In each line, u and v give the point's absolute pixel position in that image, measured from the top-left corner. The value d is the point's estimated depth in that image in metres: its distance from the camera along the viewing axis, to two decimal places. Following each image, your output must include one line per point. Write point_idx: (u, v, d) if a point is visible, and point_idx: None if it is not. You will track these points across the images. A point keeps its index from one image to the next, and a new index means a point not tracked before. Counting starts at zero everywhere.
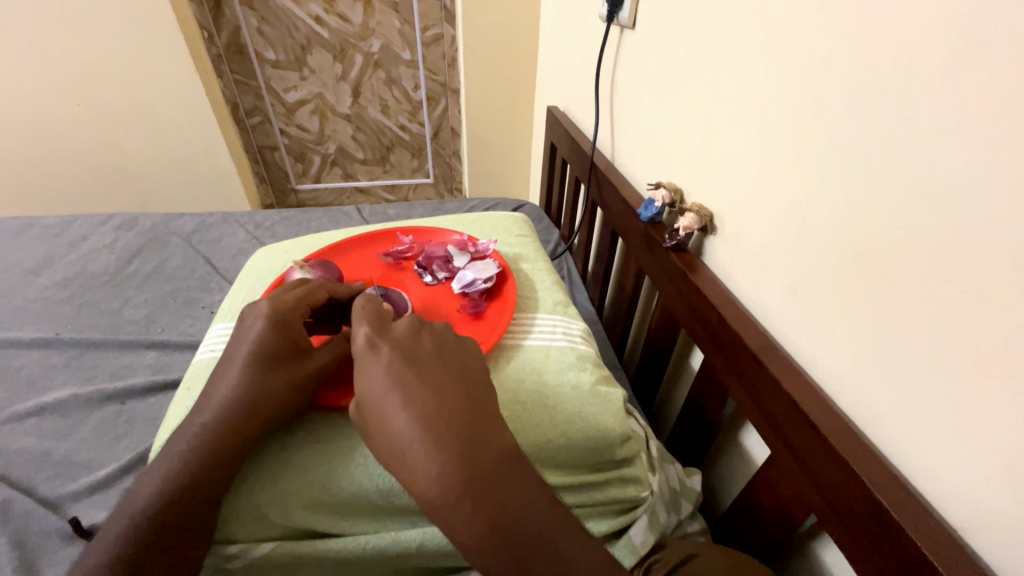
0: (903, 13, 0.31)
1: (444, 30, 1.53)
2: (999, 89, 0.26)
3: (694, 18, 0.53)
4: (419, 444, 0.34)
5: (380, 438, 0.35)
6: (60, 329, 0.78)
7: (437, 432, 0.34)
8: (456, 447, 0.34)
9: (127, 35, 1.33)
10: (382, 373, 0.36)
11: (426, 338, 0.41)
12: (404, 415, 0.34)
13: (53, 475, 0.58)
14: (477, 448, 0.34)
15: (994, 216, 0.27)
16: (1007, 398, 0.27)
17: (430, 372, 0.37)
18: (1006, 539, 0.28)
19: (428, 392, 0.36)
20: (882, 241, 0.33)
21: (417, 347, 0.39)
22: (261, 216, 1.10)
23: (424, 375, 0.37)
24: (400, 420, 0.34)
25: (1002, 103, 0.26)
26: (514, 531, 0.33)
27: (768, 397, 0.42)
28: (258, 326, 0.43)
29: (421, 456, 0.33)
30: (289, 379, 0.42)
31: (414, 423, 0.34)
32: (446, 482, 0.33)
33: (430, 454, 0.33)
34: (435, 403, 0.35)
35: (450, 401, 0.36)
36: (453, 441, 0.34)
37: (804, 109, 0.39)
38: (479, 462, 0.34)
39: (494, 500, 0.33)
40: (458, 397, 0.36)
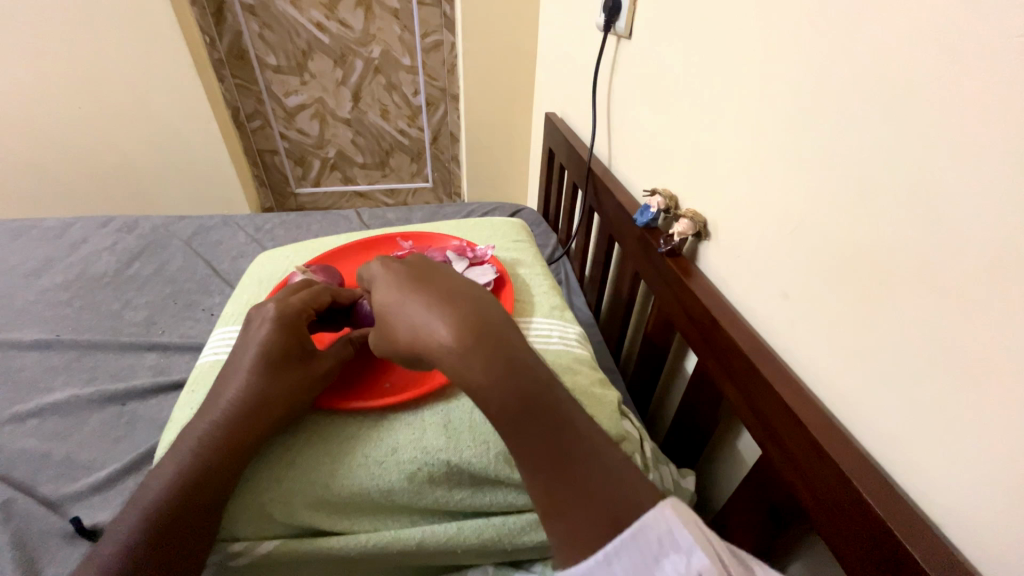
0: (888, 30, 0.32)
1: (444, 37, 1.55)
2: (980, 105, 0.27)
3: (689, 30, 0.54)
4: (430, 327, 0.36)
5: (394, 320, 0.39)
6: (61, 331, 0.79)
7: (444, 317, 0.37)
8: (466, 328, 0.36)
9: (129, 39, 1.34)
10: (391, 273, 0.42)
11: (428, 261, 0.44)
12: (415, 309, 0.38)
13: (54, 476, 0.58)
14: (486, 330, 0.37)
15: (973, 225, 0.28)
16: (990, 400, 0.28)
17: (432, 277, 0.41)
18: (990, 537, 0.29)
19: (433, 289, 0.39)
20: (870, 248, 0.35)
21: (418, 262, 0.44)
22: (261, 220, 1.11)
23: (426, 280, 0.40)
24: (412, 313, 0.38)
25: (980, 119, 0.27)
26: (537, 400, 0.34)
27: (760, 399, 0.43)
28: (265, 330, 0.44)
29: (435, 339, 0.36)
30: (295, 379, 0.42)
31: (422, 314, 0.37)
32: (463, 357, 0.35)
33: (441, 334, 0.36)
34: (440, 296, 0.39)
35: (451, 296, 0.39)
36: (462, 323, 0.36)
37: (795, 121, 0.40)
38: (491, 339, 0.36)
39: (514, 373, 0.35)
40: (460, 293, 0.39)
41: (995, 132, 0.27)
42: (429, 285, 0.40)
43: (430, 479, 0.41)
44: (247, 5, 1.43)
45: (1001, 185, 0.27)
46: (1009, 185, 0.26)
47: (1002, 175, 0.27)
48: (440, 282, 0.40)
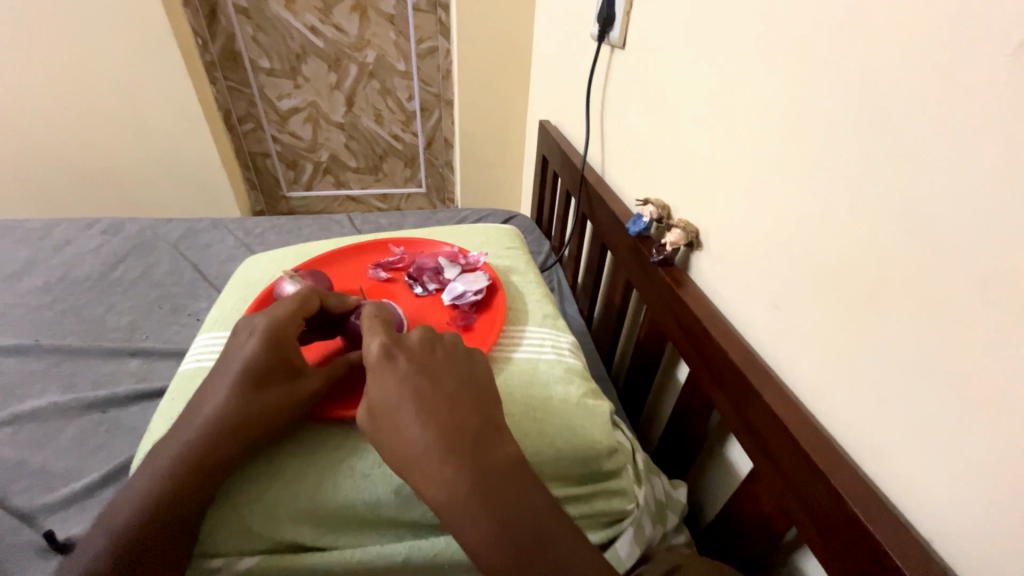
0: (879, 45, 0.32)
1: (439, 43, 1.56)
2: (968, 122, 0.28)
3: (683, 40, 0.55)
4: (409, 405, 0.37)
5: (394, 441, 0.36)
6: (42, 335, 0.77)
7: (426, 397, 0.37)
8: (444, 411, 0.37)
9: (120, 39, 1.32)
10: (397, 380, 0.38)
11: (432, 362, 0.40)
12: (398, 378, 0.38)
13: (28, 486, 0.56)
14: (467, 415, 0.37)
15: (960, 240, 0.29)
16: (979, 413, 0.28)
17: (429, 349, 0.41)
18: (980, 553, 0.29)
19: (425, 364, 0.40)
20: (860, 260, 0.35)
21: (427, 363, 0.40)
22: (251, 223, 1.10)
23: (422, 350, 0.41)
24: (416, 433, 0.36)
25: (969, 135, 0.28)
26: (498, 491, 0.35)
27: (751, 411, 0.43)
28: (250, 344, 0.43)
29: (410, 417, 0.36)
30: (278, 399, 0.41)
31: (405, 386, 0.38)
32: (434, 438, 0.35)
33: (417, 413, 0.36)
34: (427, 371, 0.39)
35: (441, 374, 0.40)
36: (442, 406, 0.37)
37: (786, 133, 0.41)
38: (467, 427, 0.37)
39: (483, 456, 0.36)
40: (451, 371, 0.40)
41: (983, 148, 0.27)
42: (423, 358, 0.40)
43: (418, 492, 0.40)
44: (241, 7, 1.42)
45: (989, 201, 0.27)
46: (995, 201, 0.27)
47: (990, 191, 0.27)
48: (435, 356, 0.41)
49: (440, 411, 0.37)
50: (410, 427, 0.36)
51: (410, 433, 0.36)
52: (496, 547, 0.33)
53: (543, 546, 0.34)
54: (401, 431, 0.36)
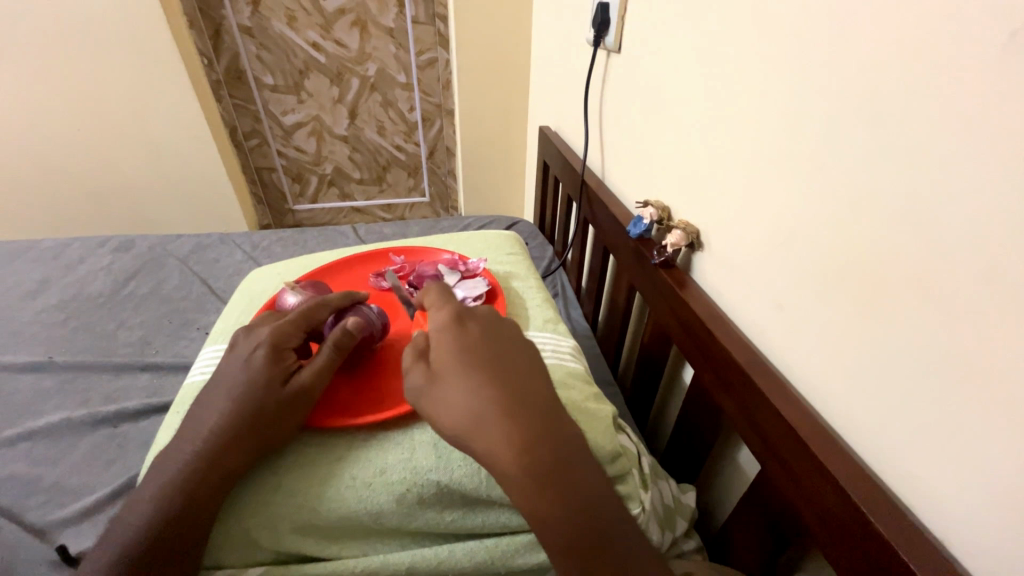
0: (870, 39, 0.32)
1: (438, 54, 1.58)
2: (962, 115, 0.27)
3: (676, 42, 0.55)
4: (478, 364, 0.41)
5: (466, 390, 0.39)
6: (55, 352, 0.78)
7: (494, 360, 0.41)
8: (508, 374, 0.41)
9: (128, 62, 1.36)
10: (473, 343, 0.43)
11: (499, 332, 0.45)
12: (469, 342, 0.43)
13: (42, 501, 0.57)
14: (528, 376, 0.42)
15: (960, 232, 0.28)
16: (989, 410, 0.28)
17: (493, 324, 0.46)
18: (997, 556, 0.28)
19: (489, 334, 0.44)
20: (860, 256, 0.35)
21: (495, 332, 0.45)
22: (258, 237, 1.11)
23: (488, 323, 0.46)
24: (483, 387, 0.39)
25: (963, 128, 0.27)
26: (557, 437, 0.38)
27: (758, 412, 0.42)
28: (255, 352, 0.45)
29: (478, 372, 0.40)
30: (279, 406, 0.42)
31: (478, 348, 0.42)
32: (500, 391, 0.39)
33: (485, 370, 0.40)
34: (495, 341, 0.44)
35: (505, 344, 0.44)
36: (507, 367, 0.41)
37: (782, 131, 0.41)
38: (529, 385, 0.41)
39: (544, 409, 0.39)
40: (513, 343, 0.45)
41: (977, 141, 0.27)
42: (491, 328, 0.45)
43: (420, 501, 0.40)
44: (244, 26, 1.46)
45: (987, 194, 0.27)
46: (993, 194, 0.26)
47: (987, 184, 0.27)
48: (499, 329, 0.45)
49: (506, 371, 0.41)
50: (476, 379, 0.40)
51: (474, 386, 0.39)
52: (544, 486, 0.36)
53: (581, 497, 0.37)
54: (465, 384, 0.40)
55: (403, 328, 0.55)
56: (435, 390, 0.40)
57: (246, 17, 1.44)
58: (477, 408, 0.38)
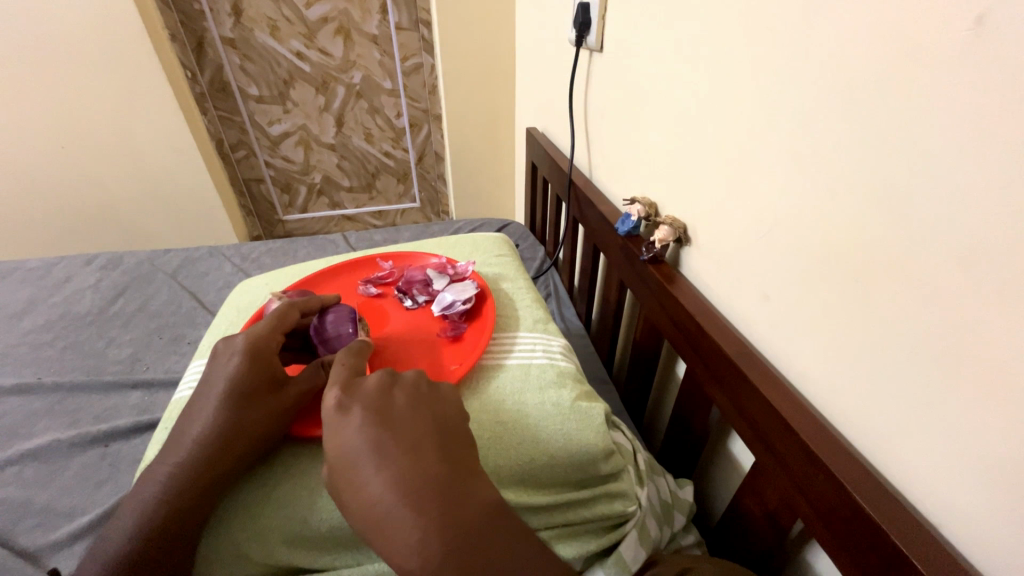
0: (842, 30, 0.33)
1: (423, 59, 1.58)
2: (934, 103, 0.28)
3: (656, 39, 0.55)
4: (370, 457, 0.35)
5: (356, 502, 0.34)
6: (44, 373, 0.77)
7: (386, 449, 0.35)
8: (405, 461, 0.35)
9: (111, 78, 1.35)
10: (352, 437, 0.36)
11: (390, 409, 0.38)
12: (354, 431, 0.36)
13: (33, 525, 0.56)
14: (429, 458, 0.36)
15: (938, 219, 0.28)
16: (973, 394, 0.28)
17: (385, 394, 0.39)
18: (988, 539, 0.28)
19: (380, 411, 0.38)
20: (843, 244, 0.35)
21: (383, 412, 0.38)
22: (247, 248, 1.11)
23: (377, 396, 0.39)
24: (373, 494, 0.34)
25: (937, 117, 0.28)
26: (467, 534, 0.33)
27: (749, 403, 0.43)
28: (235, 361, 0.43)
29: (370, 471, 0.34)
30: (265, 412, 0.42)
31: (365, 437, 0.36)
32: (398, 489, 0.34)
33: (378, 466, 0.35)
34: (386, 419, 0.37)
35: (398, 419, 0.37)
36: (403, 454, 0.35)
37: (763, 124, 0.41)
38: (429, 473, 0.35)
39: (449, 501, 0.34)
40: (413, 416, 0.38)
41: (952, 126, 0.27)
42: (380, 402, 0.38)
43: None
44: (227, 38, 1.45)
45: (964, 179, 0.27)
46: (970, 179, 0.27)
47: (962, 170, 0.27)
48: (393, 400, 0.39)
49: (401, 459, 0.35)
50: (370, 481, 0.34)
51: (371, 488, 0.34)
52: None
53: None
54: (362, 487, 0.34)
55: (392, 332, 0.55)
56: (340, 496, 0.35)
57: (228, 29, 1.43)
58: (380, 516, 0.33)
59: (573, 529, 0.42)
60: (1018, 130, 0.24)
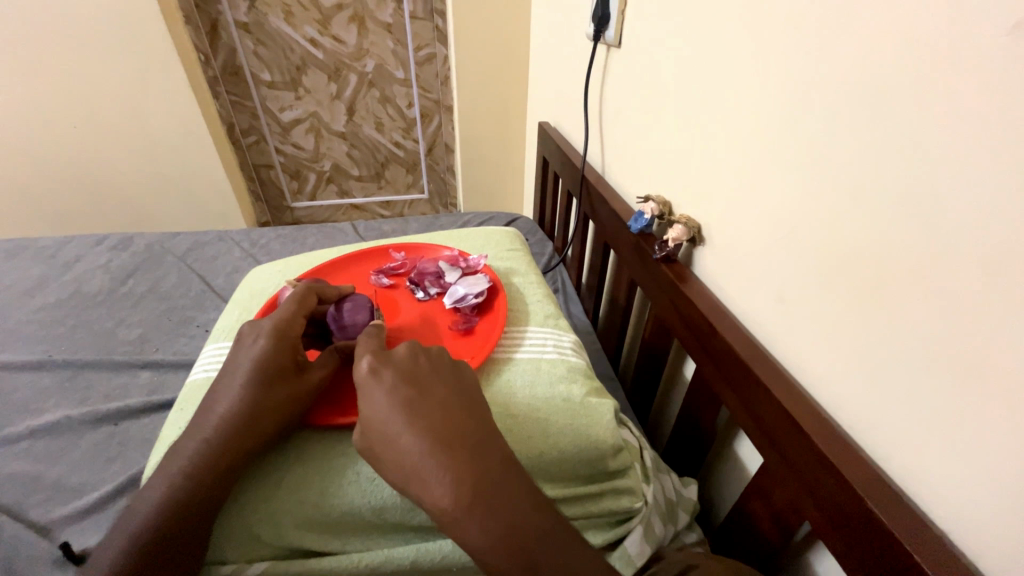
0: (870, 34, 0.32)
1: (437, 50, 1.57)
2: (961, 107, 0.27)
3: (677, 36, 0.55)
4: (400, 414, 0.36)
5: (391, 458, 0.35)
6: (54, 351, 0.78)
7: (416, 407, 0.36)
8: (439, 419, 0.36)
9: (123, 58, 1.35)
10: (387, 396, 0.37)
11: (421, 373, 0.39)
12: (387, 392, 0.37)
13: (43, 499, 0.57)
14: (456, 417, 0.37)
15: (963, 227, 0.28)
16: (989, 405, 0.28)
17: (413, 359, 0.40)
18: (998, 549, 0.28)
19: (409, 374, 0.39)
20: (861, 248, 0.35)
21: (413, 375, 0.39)
22: (256, 234, 1.11)
23: (407, 360, 0.40)
24: (408, 450, 0.35)
25: (967, 125, 0.27)
26: (497, 487, 0.34)
27: (760, 405, 0.42)
28: (261, 343, 0.44)
29: (400, 426, 0.35)
30: (289, 394, 0.42)
31: (395, 397, 0.37)
32: (428, 442, 0.35)
33: (408, 422, 0.35)
34: (418, 382, 0.38)
35: (428, 382, 0.39)
36: (431, 412, 0.36)
37: (784, 127, 0.41)
38: (463, 430, 0.36)
39: (476, 454, 0.35)
40: (439, 380, 0.39)
41: (980, 132, 0.27)
42: (408, 366, 0.39)
43: None
44: (241, 23, 1.45)
45: (990, 186, 0.26)
46: (997, 186, 0.26)
47: (988, 176, 0.26)
48: (420, 366, 0.40)
49: (431, 417, 0.36)
50: (400, 435, 0.35)
51: (406, 445, 0.35)
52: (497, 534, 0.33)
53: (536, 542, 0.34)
54: (393, 441, 0.35)
55: (404, 324, 0.55)
56: (369, 451, 0.36)
57: (242, 13, 1.43)
58: (410, 469, 0.34)
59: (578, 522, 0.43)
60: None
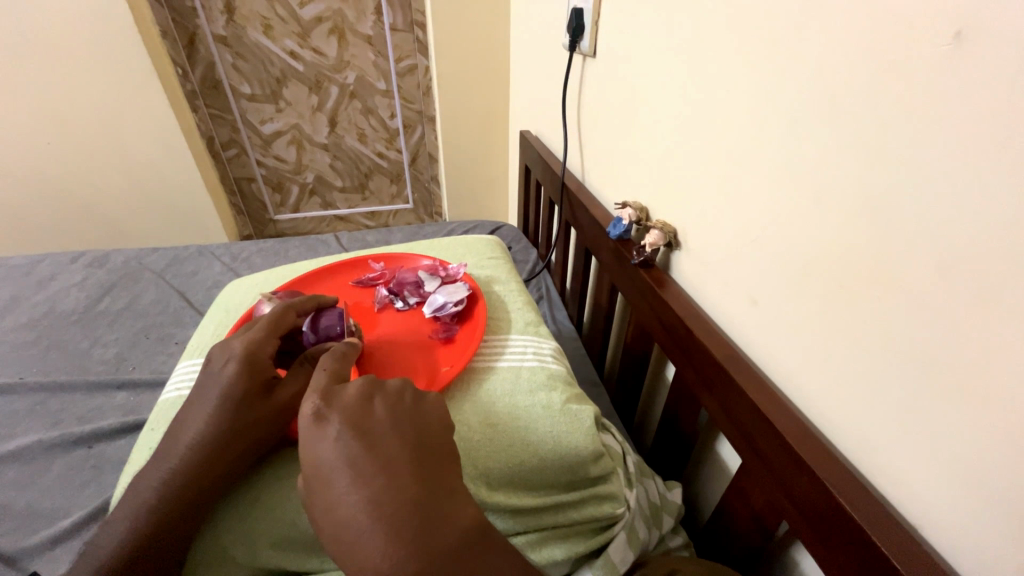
0: (828, 42, 0.33)
1: (418, 60, 1.57)
2: (931, 109, 0.28)
3: (648, 46, 0.56)
4: (345, 472, 0.34)
5: (330, 519, 0.34)
6: (26, 373, 0.76)
7: (360, 464, 0.34)
8: (383, 483, 0.34)
9: (99, 72, 1.33)
10: (330, 450, 0.35)
11: (368, 421, 0.36)
12: (330, 444, 0.35)
13: (12, 528, 0.55)
14: (404, 478, 0.34)
15: (921, 228, 0.29)
16: (952, 400, 0.29)
17: (364, 404, 0.37)
18: (971, 545, 0.29)
19: (359, 421, 0.36)
20: (829, 250, 0.35)
21: (361, 424, 0.36)
22: (237, 247, 1.10)
23: (357, 404, 0.37)
24: (346, 513, 0.33)
25: (934, 128, 0.27)
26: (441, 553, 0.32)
27: (736, 407, 0.43)
28: (229, 369, 0.43)
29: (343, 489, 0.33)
30: (256, 416, 0.42)
31: (345, 457, 0.34)
32: (371, 506, 0.33)
33: (351, 484, 0.34)
34: (365, 433, 0.35)
35: (378, 433, 0.36)
36: (381, 470, 0.34)
37: (752, 136, 0.42)
38: (407, 494, 0.33)
39: (424, 523, 0.33)
40: (394, 433, 0.36)
41: (940, 136, 0.27)
42: (358, 415, 0.36)
43: None
44: (219, 36, 1.44)
45: (949, 186, 0.27)
46: (958, 187, 0.27)
47: (950, 174, 0.27)
48: (373, 411, 0.37)
49: (377, 480, 0.34)
50: (344, 499, 0.33)
51: (345, 507, 0.33)
52: None
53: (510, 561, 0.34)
54: (337, 501, 0.34)
55: (383, 336, 0.55)
56: (311, 507, 0.35)
57: (220, 26, 1.42)
58: (350, 534, 0.33)
59: (561, 531, 0.42)
60: (1009, 133, 0.24)
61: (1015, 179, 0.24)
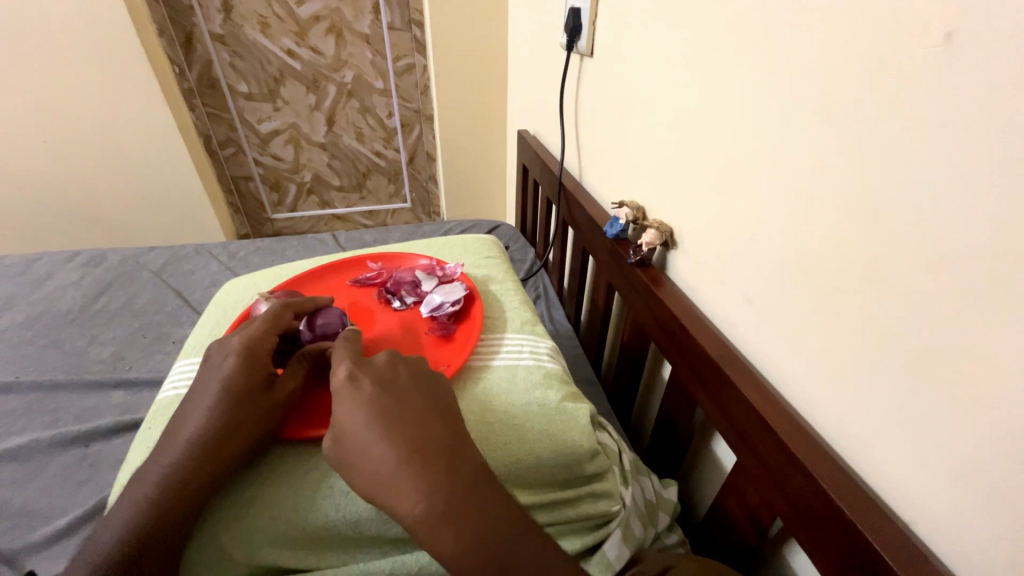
0: (822, 44, 0.33)
1: (415, 59, 1.57)
2: (924, 111, 0.28)
3: (644, 47, 0.56)
4: (376, 420, 0.36)
5: (360, 467, 0.35)
6: (22, 372, 0.76)
7: (391, 415, 0.36)
8: (413, 431, 0.35)
9: (95, 70, 1.33)
10: (362, 404, 0.37)
11: (394, 382, 0.39)
12: (362, 399, 0.37)
13: (8, 528, 0.55)
14: (433, 428, 0.36)
15: (914, 228, 0.29)
16: (944, 399, 0.29)
17: (391, 367, 0.40)
18: (963, 541, 0.29)
19: (388, 382, 0.39)
20: (824, 250, 0.36)
21: (390, 384, 0.39)
22: (235, 246, 1.09)
23: (385, 368, 0.40)
24: (376, 460, 0.34)
25: (926, 130, 0.28)
26: (468, 491, 0.34)
27: (732, 405, 0.43)
28: (229, 363, 0.44)
29: (375, 435, 0.35)
30: (253, 411, 0.42)
31: (376, 408, 0.36)
32: (403, 449, 0.34)
33: (382, 431, 0.35)
34: (395, 391, 0.38)
35: (405, 391, 0.39)
36: (411, 419, 0.36)
37: (747, 137, 0.42)
38: (437, 438, 0.36)
39: (453, 461, 0.35)
40: (418, 389, 0.39)
41: (931, 138, 0.28)
42: (386, 376, 0.39)
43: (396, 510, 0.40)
44: (216, 34, 1.43)
45: (941, 187, 0.27)
46: (951, 187, 0.27)
47: (943, 175, 0.27)
48: (398, 374, 0.40)
49: (407, 427, 0.36)
50: (373, 445, 0.35)
51: (376, 452, 0.34)
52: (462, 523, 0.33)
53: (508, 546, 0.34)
54: (366, 448, 0.35)
55: (380, 335, 0.55)
56: (340, 462, 0.36)
57: (217, 25, 1.42)
58: (382, 479, 0.34)
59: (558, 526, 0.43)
60: (999, 135, 0.25)
61: (1006, 180, 0.25)
